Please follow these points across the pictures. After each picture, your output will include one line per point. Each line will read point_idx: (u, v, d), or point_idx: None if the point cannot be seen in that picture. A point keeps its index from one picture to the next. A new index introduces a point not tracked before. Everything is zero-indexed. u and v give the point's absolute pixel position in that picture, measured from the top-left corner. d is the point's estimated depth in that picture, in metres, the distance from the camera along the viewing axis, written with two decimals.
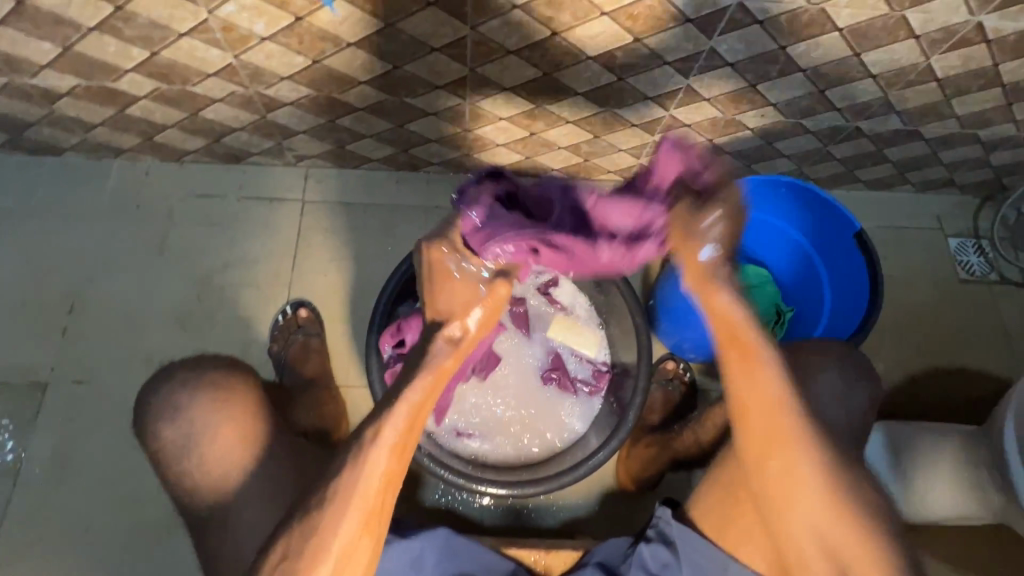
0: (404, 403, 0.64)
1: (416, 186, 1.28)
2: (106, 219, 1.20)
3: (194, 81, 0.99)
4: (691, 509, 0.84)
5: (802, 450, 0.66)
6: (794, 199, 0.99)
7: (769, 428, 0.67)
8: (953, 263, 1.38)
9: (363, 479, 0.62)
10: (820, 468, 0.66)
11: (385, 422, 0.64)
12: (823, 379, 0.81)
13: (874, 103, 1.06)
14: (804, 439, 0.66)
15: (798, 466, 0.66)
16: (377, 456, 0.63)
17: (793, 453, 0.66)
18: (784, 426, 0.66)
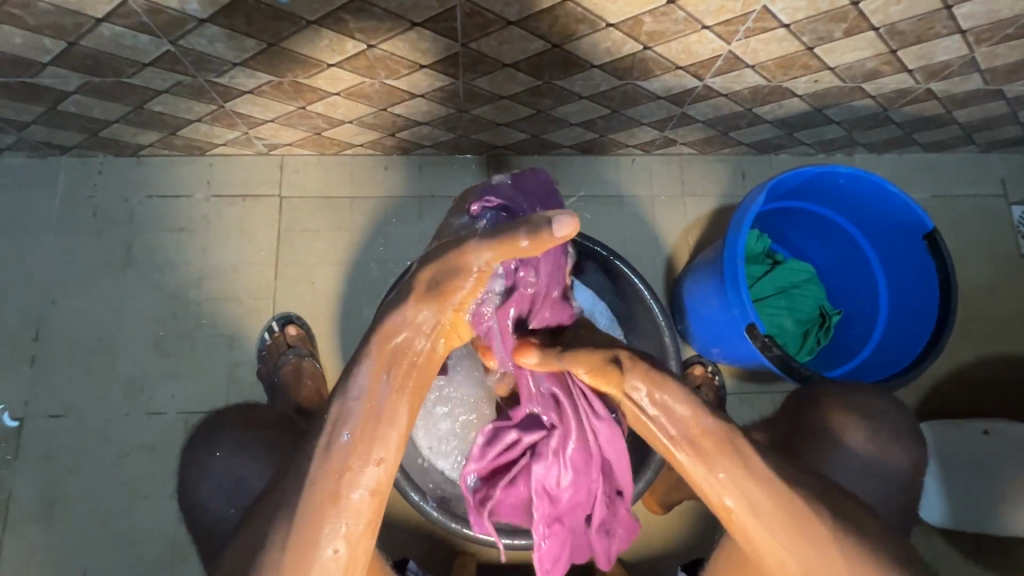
0: (360, 403, 0.54)
1: (408, 173, 1.12)
2: (62, 230, 1.07)
3: (130, 72, 0.82)
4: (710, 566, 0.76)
5: (804, 546, 0.56)
6: (855, 191, 0.86)
7: (767, 530, 0.56)
8: (1015, 235, 1.21)
9: (338, 491, 0.54)
10: (833, 556, 0.56)
11: (339, 421, 0.55)
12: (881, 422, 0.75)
13: (955, 63, 0.87)
14: (806, 527, 0.56)
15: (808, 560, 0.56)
16: (341, 460, 0.54)
17: (792, 548, 0.56)
18: (776, 522, 0.56)
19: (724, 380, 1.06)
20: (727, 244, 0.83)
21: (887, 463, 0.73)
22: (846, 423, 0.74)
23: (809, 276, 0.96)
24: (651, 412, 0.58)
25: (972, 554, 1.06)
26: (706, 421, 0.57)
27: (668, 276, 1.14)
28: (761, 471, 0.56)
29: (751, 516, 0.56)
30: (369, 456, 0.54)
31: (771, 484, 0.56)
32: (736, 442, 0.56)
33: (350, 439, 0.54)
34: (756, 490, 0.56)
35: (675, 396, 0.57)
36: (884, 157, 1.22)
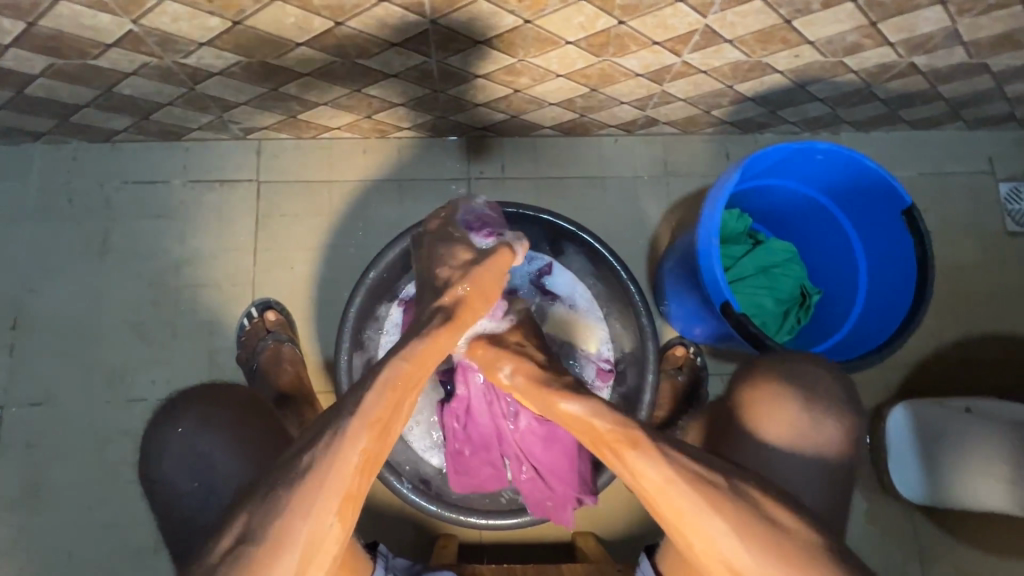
0: (388, 389, 0.56)
1: (386, 156, 1.11)
2: (38, 217, 1.06)
3: (94, 53, 0.80)
4: (659, 560, 0.72)
5: (715, 530, 0.54)
6: (834, 166, 0.85)
7: (677, 518, 0.55)
8: (1002, 212, 1.20)
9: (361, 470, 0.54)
10: (746, 540, 0.54)
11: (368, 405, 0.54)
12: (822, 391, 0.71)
13: (938, 35, 0.85)
14: (713, 512, 0.54)
15: (723, 544, 0.54)
16: (364, 441, 0.54)
17: (705, 531, 0.54)
18: (680, 506, 0.54)
19: (705, 360, 1.05)
20: (702, 223, 0.83)
21: (824, 440, 0.69)
22: (774, 407, 0.70)
23: (790, 256, 0.95)
24: (556, 412, 0.61)
25: (952, 531, 1.06)
26: (601, 415, 0.58)
27: (650, 258, 1.13)
28: (660, 456, 0.55)
29: (656, 504, 0.56)
30: (388, 440, 0.56)
31: (668, 472, 0.55)
32: (631, 430, 0.56)
33: (376, 421, 0.54)
34: (655, 477, 0.55)
35: (576, 397, 0.60)
36: (871, 135, 1.21)
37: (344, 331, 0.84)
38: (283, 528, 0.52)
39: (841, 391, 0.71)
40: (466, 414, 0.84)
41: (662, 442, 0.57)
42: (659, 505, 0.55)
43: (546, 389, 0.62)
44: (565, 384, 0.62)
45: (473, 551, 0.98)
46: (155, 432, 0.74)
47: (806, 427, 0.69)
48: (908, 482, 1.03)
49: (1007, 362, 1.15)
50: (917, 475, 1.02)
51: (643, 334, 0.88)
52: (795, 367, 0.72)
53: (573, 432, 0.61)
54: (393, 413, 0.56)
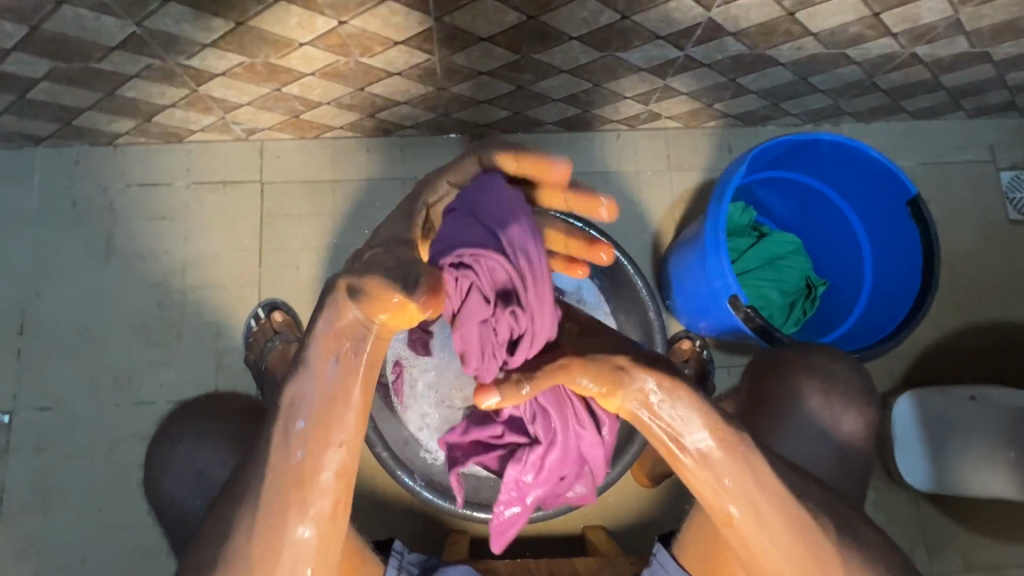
0: (311, 390, 0.49)
1: (389, 155, 1.11)
2: (41, 222, 1.05)
3: (97, 56, 0.80)
4: (678, 550, 0.73)
5: (796, 542, 0.54)
6: (838, 157, 0.85)
7: (766, 533, 0.53)
8: (1003, 201, 1.21)
9: (302, 476, 0.50)
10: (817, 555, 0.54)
11: (290, 405, 0.49)
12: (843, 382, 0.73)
13: (940, 25, 0.85)
14: (793, 522, 0.54)
15: (800, 557, 0.54)
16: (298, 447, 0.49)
17: (779, 541, 0.54)
18: (772, 520, 0.53)
19: (711, 353, 1.07)
20: (709, 217, 0.83)
21: (842, 431, 0.71)
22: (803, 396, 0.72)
23: (795, 248, 0.96)
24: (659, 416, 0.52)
25: (958, 517, 1.07)
26: (714, 420, 0.52)
27: (655, 252, 1.13)
28: (765, 469, 0.53)
29: (754, 518, 0.53)
30: (322, 441, 0.49)
31: (773, 483, 0.53)
32: (743, 439, 0.53)
33: (306, 427, 0.49)
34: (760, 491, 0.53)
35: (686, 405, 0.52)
36: (872, 126, 1.21)
37: None
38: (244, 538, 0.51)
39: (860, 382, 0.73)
40: (535, 463, 0.68)
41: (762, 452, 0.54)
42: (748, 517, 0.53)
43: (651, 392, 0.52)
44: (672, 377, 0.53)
45: (484, 545, 0.99)
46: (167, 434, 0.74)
47: (828, 419, 0.71)
48: (912, 470, 1.04)
49: (1010, 350, 1.15)
50: (925, 464, 1.03)
51: (653, 328, 0.91)
52: (815, 361, 0.74)
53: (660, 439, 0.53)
54: (319, 413, 0.49)
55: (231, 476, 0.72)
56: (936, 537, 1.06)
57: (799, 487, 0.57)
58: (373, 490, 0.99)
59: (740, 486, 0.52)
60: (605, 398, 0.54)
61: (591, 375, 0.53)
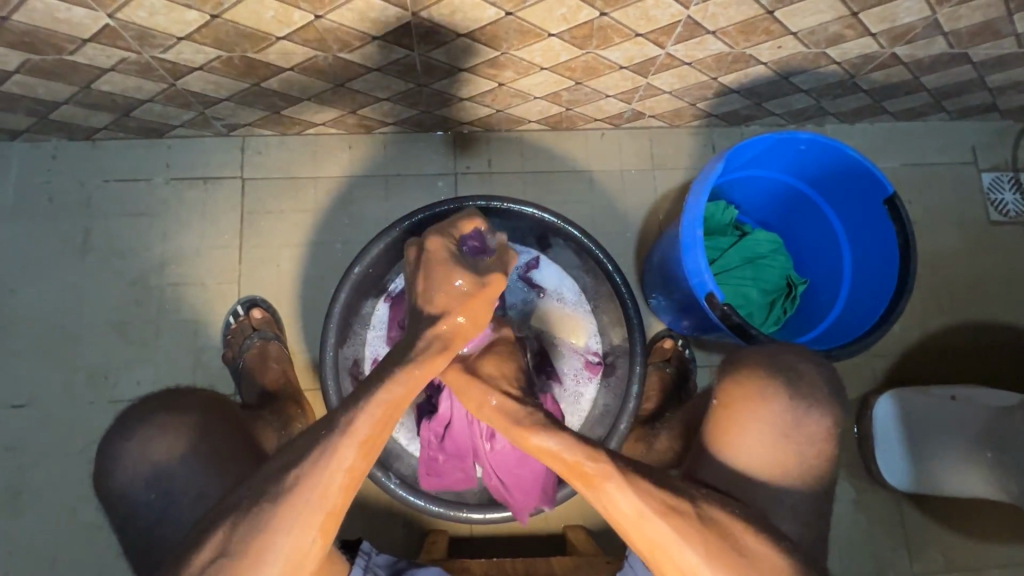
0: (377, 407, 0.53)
1: (372, 152, 1.10)
2: (18, 217, 1.04)
3: (71, 48, 0.79)
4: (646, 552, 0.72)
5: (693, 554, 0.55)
6: (816, 156, 0.85)
7: (659, 550, 0.56)
8: (985, 202, 1.21)
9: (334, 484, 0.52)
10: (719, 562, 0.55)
11: (354, 414, 0.53)
12: (806, 383, 0.70)
13: (918, 25, 0.86)
14: (685, 542, 0.55)
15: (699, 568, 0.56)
16: (348, 457, 0.52)
17: (677, 560, 0.56)
18: (655, 537, 0.55)
19: (693, 352, 1.07)
20: (686, 214, 0.83)
21: (805, 437, 0.68)
22: (757, 401, 0.69)
23: (775, 247, 0.96)
24: (530, 448, 0.58)
25: (940, 517, 1.07)
26: (572, 450, 0.56)
27: (638, 251, 1.13)
28: (633, 492, 0.55)
29: (635, 536, 0.56)
30: (372, 451, 0.54)
31: (642, 506, 0.55)
32: (601, 467, 0.55)
33: (364, 439, 0.53)
34: (631, 511, 0.55)
35: (548, 432, 0.57)
36: (856, 126, 1.21)
37: (330, 327, 0.84)
38: (256, 531, 0.51)
39: (823, 382, 0.70)
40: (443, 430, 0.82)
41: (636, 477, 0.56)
42: (631, 534, 0.56)
43: (518, 421, 0.58)
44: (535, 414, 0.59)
45: (463, 545, 0.98)
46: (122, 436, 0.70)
47: (790, 422, 0.68)
48: (894, 470, 1.04)
49: (991, 351, 1.16)
50: (906, 463, 1.03)
51: (630, 324, 0.88)
52: (785, 360, 0.71)
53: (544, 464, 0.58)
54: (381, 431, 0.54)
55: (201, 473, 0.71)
56: (918, 537, 1.07)
57: None
58: None
59: (613, 508, 0.55)
60: (494, 426, 0.62)
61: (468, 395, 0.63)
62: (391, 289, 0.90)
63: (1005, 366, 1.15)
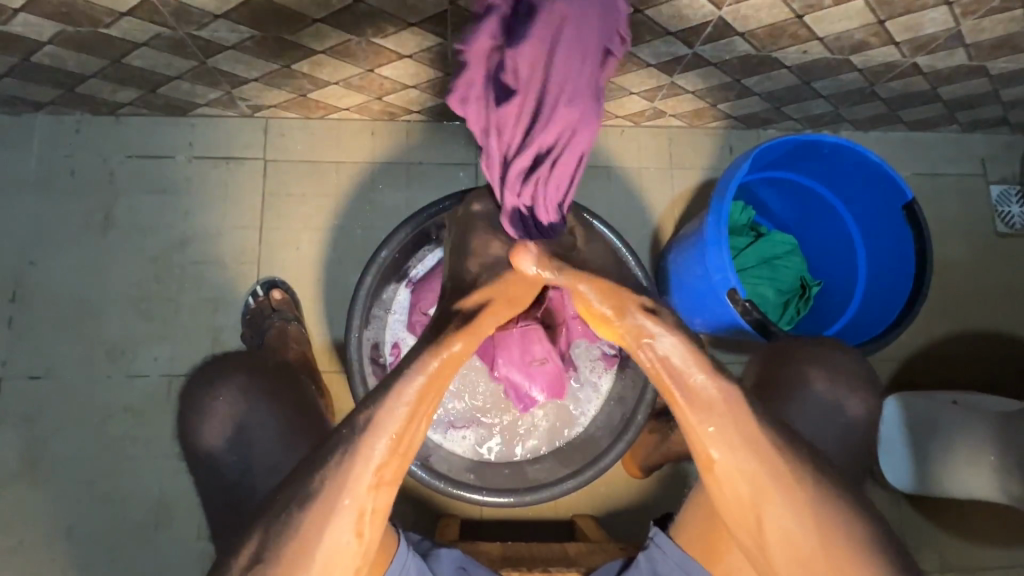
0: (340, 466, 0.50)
1: (395, 139, 1.11)
2: (38, 189, 1.04)
3: (107, 21, 0.79)
4: (678, 533, 0.75)
5: (783, 501, 0.52)
6: (838, 159, 0.87)
7: (752, 485, 0.52)
8: (992, 214, 1.24)
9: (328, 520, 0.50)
10: (800, 516, 0.52)
11: (383, 419, 0.50)
12: (850, 370, 0.77)
13: (941, 36, 0.87)
14: (784, 485, 0.52)
15: (787, 522, 0.52)
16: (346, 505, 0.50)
17: (773, 504, 0.52)
18: (754, 473, 0.52)
19: (705, 349, 1.08)
20: (711, 211, 0.85)
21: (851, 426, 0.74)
22: (814, 381, 0.75)
23: (791, 249, 0.98)
24: (643, 349, 0.53)
25: (938, 520, 1.10)
26: (701, 362, 0.52)
27: (654, 248, 1.15)
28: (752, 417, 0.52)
29: (737, 468, 0.52)
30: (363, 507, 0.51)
31: (754, 433, 0.52)
32: (726, 388, 0.52)
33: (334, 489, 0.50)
34: (740, 437, 0.51)
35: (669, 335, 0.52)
36: (870, 134, 1.23)
37: (356, 308, 0.85)
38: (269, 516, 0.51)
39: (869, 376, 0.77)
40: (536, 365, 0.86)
41: (755, 408, 0.53)
42: (730, 465, 0.52)
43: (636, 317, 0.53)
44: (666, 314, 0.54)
45: (474, 529, 1.00)
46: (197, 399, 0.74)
47: (834, 407, 0.75)
48: (897, 472, 1.05)
49: (993, 359, 1.18)
50: (908, 466, 1.05)
51: None
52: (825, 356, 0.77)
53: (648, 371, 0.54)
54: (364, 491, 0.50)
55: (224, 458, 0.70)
56: (916, 537, 1.09)
57: None
58: None
59: (723, 430, 0.52)
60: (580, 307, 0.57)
61: (601, 298, 0.54)
62: (412, 275, 0.92)
63: (1006, 374, 1.18)
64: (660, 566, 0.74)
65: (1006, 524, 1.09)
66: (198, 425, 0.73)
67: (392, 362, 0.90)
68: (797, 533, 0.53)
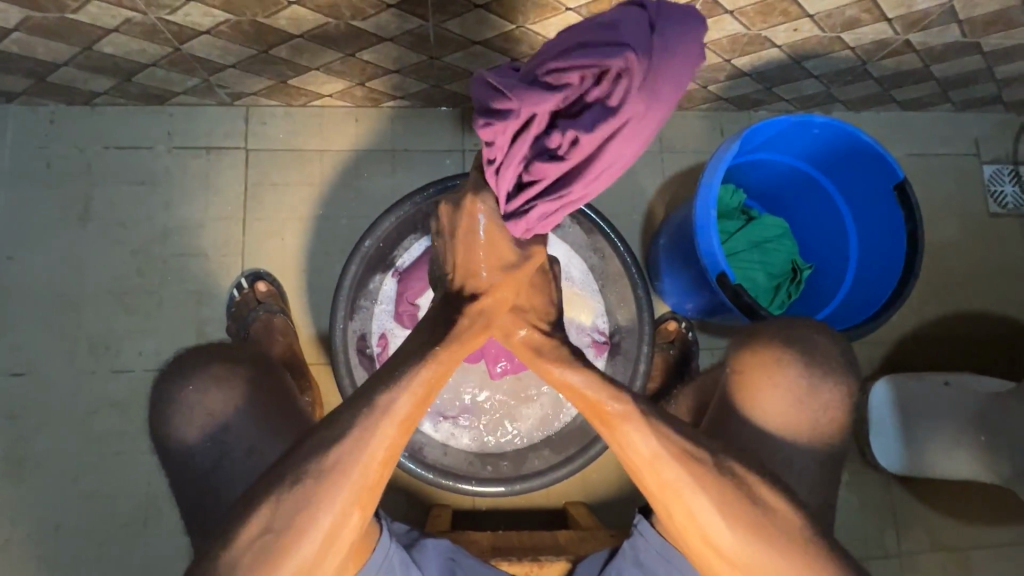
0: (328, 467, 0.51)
1: (380, 126, 1.09)
2: (15, 182, 1.02)
3: (74, 7, 0.76)
4: (658, 520, 0.73)
5: (699, 501, 0.56)
6: (828, 139, 0.86)
7: (665, 492, 0.57)
8: (985, 194, 1.23)
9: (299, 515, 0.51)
10: (721, 514, 0.56)
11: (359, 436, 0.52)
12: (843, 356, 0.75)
13: (935, 12, 0.85)
14: (696, 489, 0.56)
15: (704, 521, 0.56)
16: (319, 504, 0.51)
17: (687, 506, 0.56)
18: (669, 480, 0.56)
19: (695, 335, 1.07)
20: (699, 194, 0.83)
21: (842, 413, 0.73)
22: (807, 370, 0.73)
23: (782, 232, 0.97)
24: (555, 380, 0.60)
25: (929, 501, 1.11)
26: (598, 388, 0.57)
27: (645, 233, 1.13)
28: (652, 430, 0.56)
29: (647, 477, 0.57)
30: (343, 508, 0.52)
31: (658, 446, 0.56)
32: (623, 406, 0.57)
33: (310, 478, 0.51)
34: (643, 451, 0.56)
35: (574, 366, 0.59)
36: (863, 115, 1.22)
37: (340, 300, 0.84)
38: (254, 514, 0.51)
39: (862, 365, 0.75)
40: None
41: (658, 419, 0.58)
42: (640, 476, 0.58)
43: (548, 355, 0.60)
44: (559, 350, 0.60)
45: (465, 518, 1.00)
46: (165, 396, 0.72)
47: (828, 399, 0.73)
48: (886, 453, 1.05)
49: (985, 339, 1.18)
50: (896, 447, 1.05)
51: (639, 306, 0.88)
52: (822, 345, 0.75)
53: (570, 398, 0.60)
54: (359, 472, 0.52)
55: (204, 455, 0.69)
56: (907, 517, 1.10)
57: None
58: None
59: (627, 447, 0.57)
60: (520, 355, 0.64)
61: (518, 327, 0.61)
62: (399, 265, 0.90)
63: (997, 355, 1.18)
64: (643, 555, 0.73)
65: (995, 504, 1.10)
66: (166, 418, 0.71)
67: (379, 354, 0.89)
68: (715, 532, 0.57)
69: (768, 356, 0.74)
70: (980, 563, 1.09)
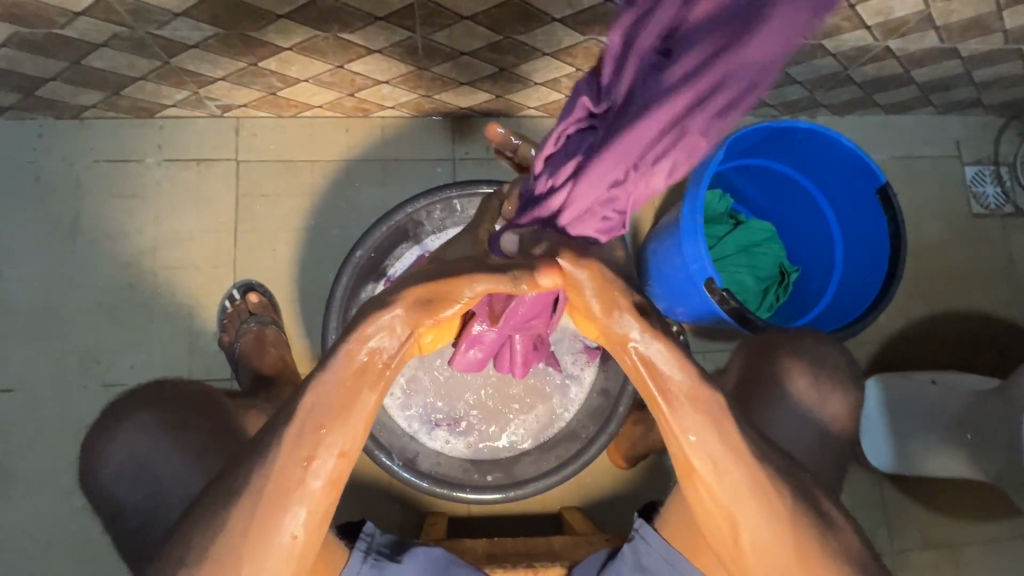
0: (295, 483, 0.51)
1: (370, 136, 1.09)
2: (3, 196, 1.01)
3: (61, 22, 0.76)
4: (660, 524, 0.74)
5: (752, 502, 0.55)
6: (812, 144, 0.88)
7: (727, 490, 0.54)
8: (967, 194, 1.25)
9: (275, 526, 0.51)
10: (770, 517, 0.55)
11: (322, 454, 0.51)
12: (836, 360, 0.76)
13: (913, 18, 0.87)
14: (759, 488, 0.55)
15: (755, 523, 0.55)
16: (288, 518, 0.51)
17: (750, 505, 0.55)
18: (734, 480, 0.54)
19: (687, 338, 1.08)
20: (686, 201, 0.85)
21: (834, 415, 0.74)
22: (797, 372, 0.75)
23: (769, 236, 0.98)
24: (636, 360, 0.52)
25: (919, 498, 1.12)
26: (687, 374, 0.52)
27: (635, 238, 1.14)
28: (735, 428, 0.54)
29: (718, 476, 0.54)
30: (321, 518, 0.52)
31: (737, 443, 0.54)
32: (711, 396, 0.53)
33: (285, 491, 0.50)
34: (721, 448, 0.53)
35: (663, 350, 0.52)
36: (847, 119, 1.24)
37: (332, 309, 0.84)
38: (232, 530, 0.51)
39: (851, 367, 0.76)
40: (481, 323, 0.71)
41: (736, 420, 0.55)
42: (711, 472, 0.54)
43: (629, 333, 0.51)
44: (658, 324, 0.52)
45: (461, 525, 1.00)
46: (129, 422, 0.71)
47: (817, 401, 0.74)
48: (877, 452, 1.07)
49: (971, 338, 1.20)
50: (887, 446, 1.07)
51: None
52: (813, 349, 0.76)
53: (647, 381, 0.52)
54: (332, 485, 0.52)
55: (196, 469, 0.69)
56: (899, 515, 1.11)
57: (781, 467, 0.57)
58: (351, 472, 0.99)
59: (709, 441, 0.53)
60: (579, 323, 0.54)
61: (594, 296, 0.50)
62: (391, 273, 0.90)
63: (982, 353, 1.20)
64: (646, 559, 0.73)
65: (985, 500, 1.12)
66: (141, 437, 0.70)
67: None
68: (764, 533, 0.56)
69: (777, 368, 0.75)
70: (970, 559, 1.11)
